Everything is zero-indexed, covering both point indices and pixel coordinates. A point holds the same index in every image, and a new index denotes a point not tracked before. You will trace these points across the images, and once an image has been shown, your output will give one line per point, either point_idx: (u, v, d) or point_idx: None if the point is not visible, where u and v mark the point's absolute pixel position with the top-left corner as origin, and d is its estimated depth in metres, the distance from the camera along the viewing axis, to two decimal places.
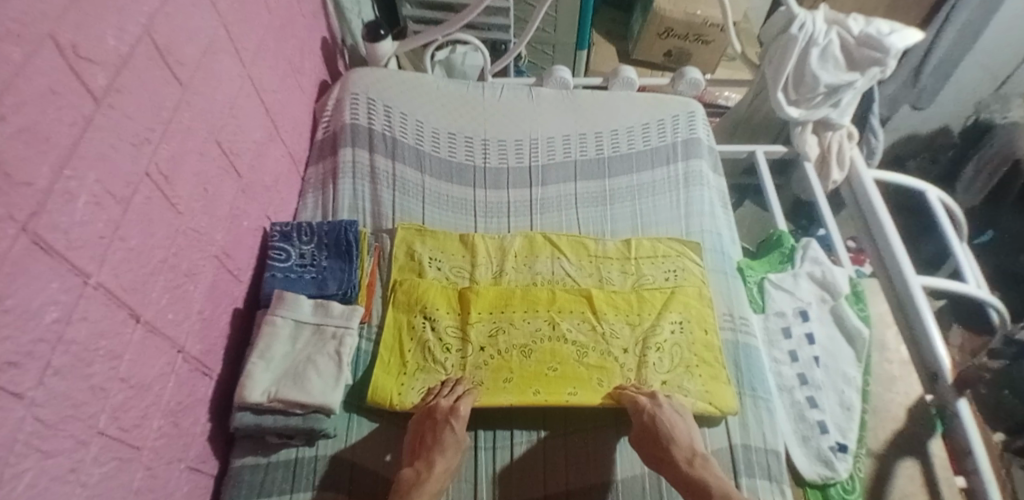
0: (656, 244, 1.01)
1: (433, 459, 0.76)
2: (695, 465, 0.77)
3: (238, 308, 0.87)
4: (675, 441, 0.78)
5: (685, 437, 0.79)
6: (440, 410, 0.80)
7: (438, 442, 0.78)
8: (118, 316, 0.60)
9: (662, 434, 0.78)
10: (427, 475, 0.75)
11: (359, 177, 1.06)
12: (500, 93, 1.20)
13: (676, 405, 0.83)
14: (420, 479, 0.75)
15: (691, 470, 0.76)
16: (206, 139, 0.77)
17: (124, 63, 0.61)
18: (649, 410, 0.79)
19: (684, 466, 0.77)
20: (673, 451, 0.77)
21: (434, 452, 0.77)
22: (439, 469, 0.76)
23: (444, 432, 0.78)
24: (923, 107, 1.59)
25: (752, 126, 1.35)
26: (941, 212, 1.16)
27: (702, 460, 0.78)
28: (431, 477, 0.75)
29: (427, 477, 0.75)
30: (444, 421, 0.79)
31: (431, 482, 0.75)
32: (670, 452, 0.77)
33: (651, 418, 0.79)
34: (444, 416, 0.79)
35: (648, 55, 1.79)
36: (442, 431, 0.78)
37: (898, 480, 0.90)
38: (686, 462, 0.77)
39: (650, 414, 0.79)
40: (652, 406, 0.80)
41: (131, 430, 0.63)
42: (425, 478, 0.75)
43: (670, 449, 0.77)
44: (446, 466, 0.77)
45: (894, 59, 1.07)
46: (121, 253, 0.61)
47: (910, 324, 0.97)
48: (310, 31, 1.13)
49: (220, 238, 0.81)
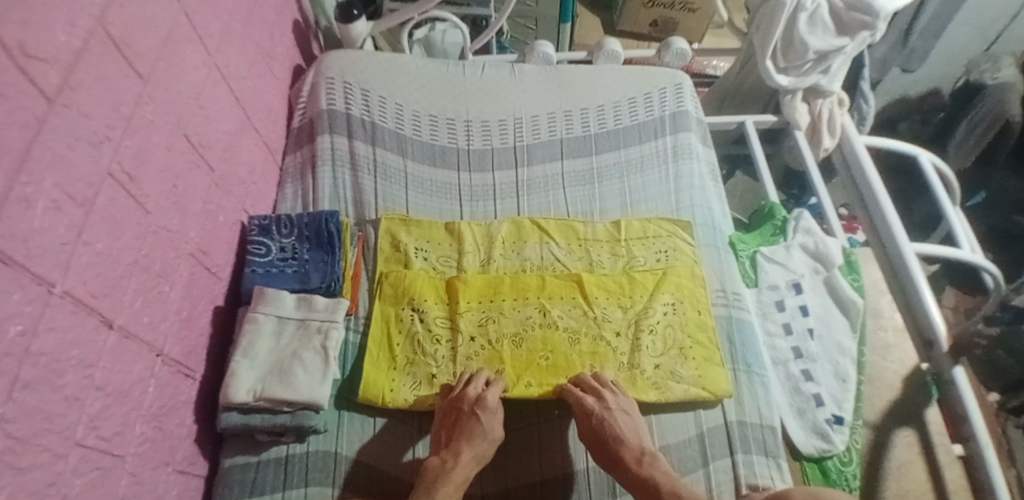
0: (646, 224, 0.99)
1: (459, 448, 0.75)
2: (644, 464, 0.75)
3: (219, 306, 0.85)
4: (623, 441, 0.77)
5: (633, 436, 0.78)
6: (467, 399, 0.79)
7: (464, 431, 0.77)
8: (89, 324, 0.58)
9: (609, 435, 0.77)
10: (454, 463, 0.74)
11: (339, 164, 1.03)
12: (482, 72, 1.16)
13: (623, 402, 0.80)
14: (446, 467, 0.74)
15: (640, 469, 0.74)
16: (172, 133, 0.74)
17: (78, 59, 0.58)
18: (598, 413, 0.78)
19: (633, 465, 0.75)
20: (622, 451, 0.76)
21: (463, 440, 0.76)
22: (467, 456, 0.75)
23: (470, 422, 0.77)
24: (912, 68, 1.57)
25: (741, 96, 1.32)
26: (933, 175, 1.15)
27: (652, 458, 0.76)
28: (458, 464, 0.74)
29: (454, 464, 0.74)
30: (471, 413, 0.77)
31: (458, 469, 0.74)
32: (619, 452, 0.76)
33: (600, 420, 0.77)
34: (471, 406, 0.78)
35: (633, 26, 1.74)
36: (468, 421, 0.77)
37: (895, 449, 0.90)
38: (634, 462, 0.75)
39: (599, 417, 0.77)
40: (601, 409, 0.78)
41: (112, 438, 0.61)
42: (452, 467, 0.74)
43: (620, 450, 0.76)
44: (475, 453, 0.75)
45: (883, 22, 1.04)
46: (87, 258, 0.58)
47: (905, 293, 0.96)
48: (280, 14, 1.09)
49: (194, 235, 0.78)
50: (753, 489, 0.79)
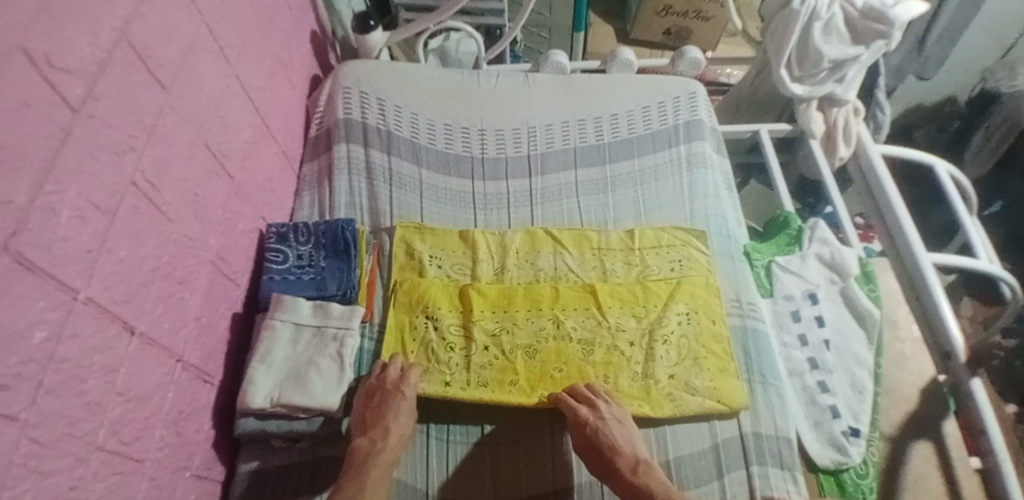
0: (660, 233, 0.99)
1: (387, 427, 0.76)
2: (639, 473, 0.75)
3: (237, 312, 0.86)
4: (617, 450, 0.76)
5: (627, 446, 0.77)
6: (390, 379, 0.81)
7: (389, 412, 0.78)
8: (112, 330, 0.59)
9: (604, 445, 0.76)
10: (383, 443, 0.75)
11: (355, 173, 1.04)
12: (496, 81, 1.17)
13: (617, 412, 0.80)
14: (375, 449, 0.75)
15: (634, 478, 0.74)
16: (192, 142, 0.75)
17: (101, 70, 0.59)
18: (591, 423, 0.77)
19: (628, 474, 0.75)
20: (617, 460, 0.76)
21: (389, 419, 0.77)
22: (394, 436, 0.76)
23: (394, 401, 0.78)
24: (928, 76, 1.55)
25: (754, 105, 1.31)
26: (950, 184, 1.13)
27: (646, 467, 0.76)
28: (387, 446, 0.75)
29: (383, 445, 0.75)
30: (394, 390, 0.80)
31: (387, 450, 0.75)
32: (614, 462, 0.76)
33: (594, 430, 0.77)
34: (393, 385, 0.80)
35: (647, 35, 1.75)
36: (391, 399, 0.79)
37: (912, 462, 0.89)
38: (629, 470, 0.75)
39: (593, 427, 0.77)
40: (594, 419, 0.78)
41: (131, 443, 0.62)
42: (381, 448, 0.75)
43: (614, 459, 0.76)
44: (401, 431, 0.77)
45: (899, 31, 1.03)
46: (110, 266, 0.59)
47: (921, 302, 0.95)
48: (297, 24, 1.11)
49: (214, 243, 0.79)
50: None
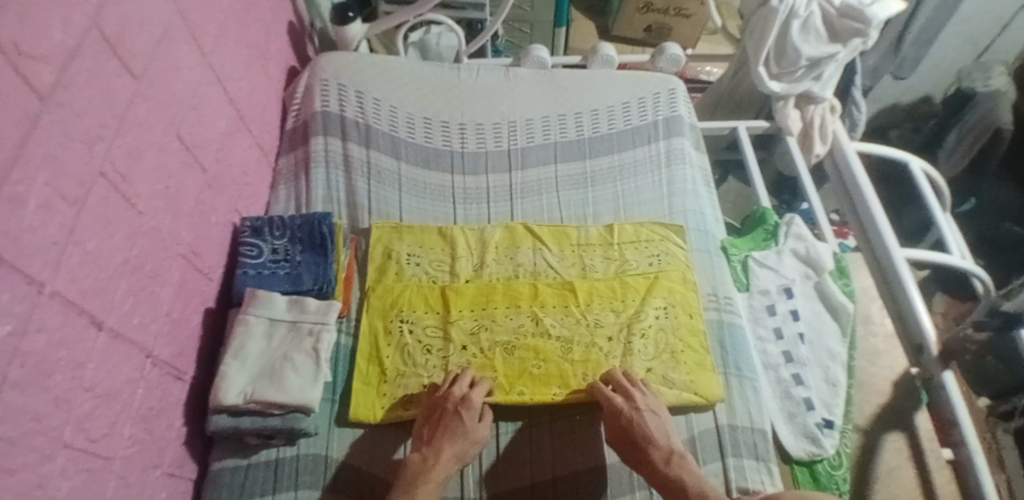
0: (639, 228, 1.00)
1: (440, 446, 0.75)
2: (672, 464, 0.74)
3: (209, 307, 0.84)
4: (652, 440, 0.76)
5: (662, 436, 0.77)
6: (452, 398, 0.79)
7: (446, 431, 0.77)
8: (79, 324, 0.58)
9: (639, 435, 0.77)
10: (434, 460, 0.75)
11: (332, 166, 1.03)
12: (476, 74, 1.16)
13: (652, 402, 0.80)
14: (427, 465, 0.74)
15: (667, 469, 0.74)
16: (164, 133, 0.73)
17: (72, 57, 0.58)
18: (626, 413, 0.78)
19: (661, 465, 0.75)
20: (650, 450, 0.76)
21: (445, 439, 0.76)
22: (447, 454, 0.75)
23: (453, 421, 0.77)
24: (904, 76, 1.58)
25: (734, 103, 1.33)
26: (924, 182, 1.15)
27: (680, 458, 0.75)
28: (438, 463, 0.74)
29: (434, 462, 0.74)
30: (455, 412, 0.78)
31: (438, 467, 0.74)
32: (649, 453, 0.76)
33: (628, 420, 0.77)
34: (455, 404, 0.78)
35: (628, 31, 1.75)
36: (451, 420, 0.77)
37: (885, 453, 0.90)
38: (662, 462, 0.75)
39: (627, 417, 0.77)
40: (629, 409, 0.78)
41: (100, 439, 0.61)
42: (432, 465, 0.74)
43: (648, 450, 0.76)
44: (455, 451, 0.75)
45: (876, 29, 1.05)
46: (77, 258, 0.58)
47: (895, 296, 0.97)
48: (275, 15, 1.09)
49: (186, 236, 0.78)
50: (743, 493, 0.79)
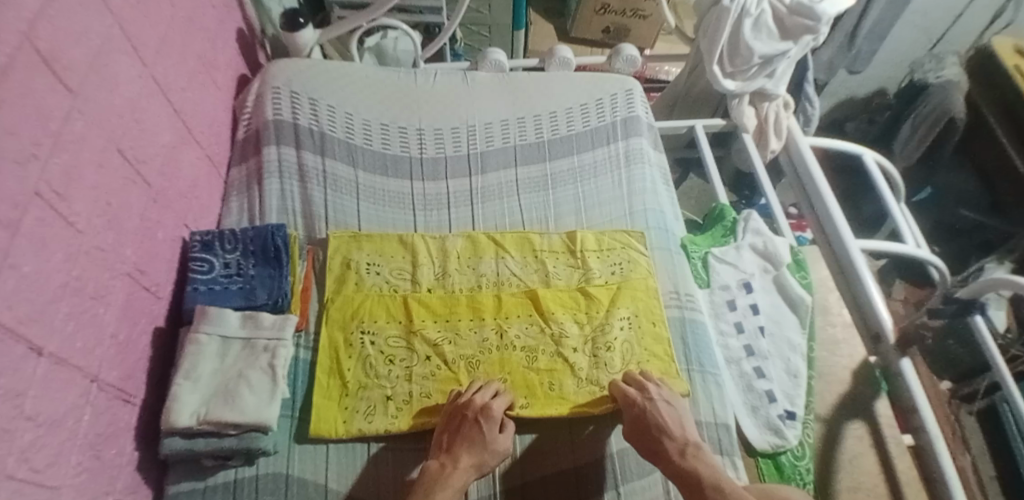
0: (601, 236, 1.00)
1: (459, 454, 0.75)
2: (688, 456, 0.76)
3: (159, 327, 0.82)
4: (668, 432, 0.78)
5: (678, 428, 0.78)
6: (473, 406, 0.78)
7: (465, 439, 0.76)
8: (17, 352, 0.55)
9: (653, 424, 0.78)
10: (452, 468, 0.74)
11: (286, 176, 1.01)
12: (434, 80, 1.15)
13: (666, 394, 0.82)
14: (445, 472, 0.74)
15: (682, 461, 0.76)
16: (104, 148, 0.71)
17: (3, 73, 0.55)
18: (641, 403, 0.79)
19: (677, 457, 0.76)
20: (664, 441, 0.77)
21: (462, 447, 0.76)
22: (464, 463, 0.75)
23: (472, 431, 0.77)
24: (858, 70, 1.62)
25: (690, 102, 1.34)
26: (878, 174, 1.17)
27: (696, 450, 0.77)
28: (457, 470, 0.74)
29: (452, 470, 0.74)
30: (474, 422, 0.77)
31: (455, 474, 0.74)
32: (664, 444, 0.77)
33: (642, 410, 0.78)
34: (475, 414, 0.78)
35: (587, 33, 1.76)
36: (471, 429, 0.77)
37: (847, 441, 0.92)
38: (677, 453, 0.77)
39: (642, 407, 0.78)
40: (643, 399, 0.80)
41: (44, 470, 0.58)
42: (450, 472, 0.74)
43: (664, 440, 0.77)
44: (473, 461, 0.75)
45: (826, 26, 1.07)
46: (13, 282, 0.55)
47: (853, 289, 0.99)
48: (222, 23, 1.06)
49: (130, 254, 0.75)
50: None
